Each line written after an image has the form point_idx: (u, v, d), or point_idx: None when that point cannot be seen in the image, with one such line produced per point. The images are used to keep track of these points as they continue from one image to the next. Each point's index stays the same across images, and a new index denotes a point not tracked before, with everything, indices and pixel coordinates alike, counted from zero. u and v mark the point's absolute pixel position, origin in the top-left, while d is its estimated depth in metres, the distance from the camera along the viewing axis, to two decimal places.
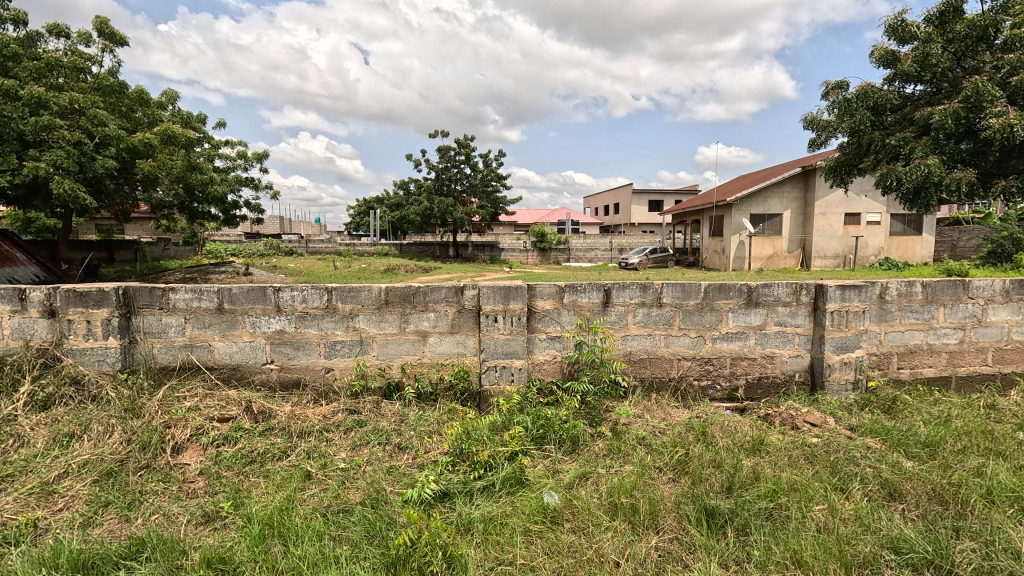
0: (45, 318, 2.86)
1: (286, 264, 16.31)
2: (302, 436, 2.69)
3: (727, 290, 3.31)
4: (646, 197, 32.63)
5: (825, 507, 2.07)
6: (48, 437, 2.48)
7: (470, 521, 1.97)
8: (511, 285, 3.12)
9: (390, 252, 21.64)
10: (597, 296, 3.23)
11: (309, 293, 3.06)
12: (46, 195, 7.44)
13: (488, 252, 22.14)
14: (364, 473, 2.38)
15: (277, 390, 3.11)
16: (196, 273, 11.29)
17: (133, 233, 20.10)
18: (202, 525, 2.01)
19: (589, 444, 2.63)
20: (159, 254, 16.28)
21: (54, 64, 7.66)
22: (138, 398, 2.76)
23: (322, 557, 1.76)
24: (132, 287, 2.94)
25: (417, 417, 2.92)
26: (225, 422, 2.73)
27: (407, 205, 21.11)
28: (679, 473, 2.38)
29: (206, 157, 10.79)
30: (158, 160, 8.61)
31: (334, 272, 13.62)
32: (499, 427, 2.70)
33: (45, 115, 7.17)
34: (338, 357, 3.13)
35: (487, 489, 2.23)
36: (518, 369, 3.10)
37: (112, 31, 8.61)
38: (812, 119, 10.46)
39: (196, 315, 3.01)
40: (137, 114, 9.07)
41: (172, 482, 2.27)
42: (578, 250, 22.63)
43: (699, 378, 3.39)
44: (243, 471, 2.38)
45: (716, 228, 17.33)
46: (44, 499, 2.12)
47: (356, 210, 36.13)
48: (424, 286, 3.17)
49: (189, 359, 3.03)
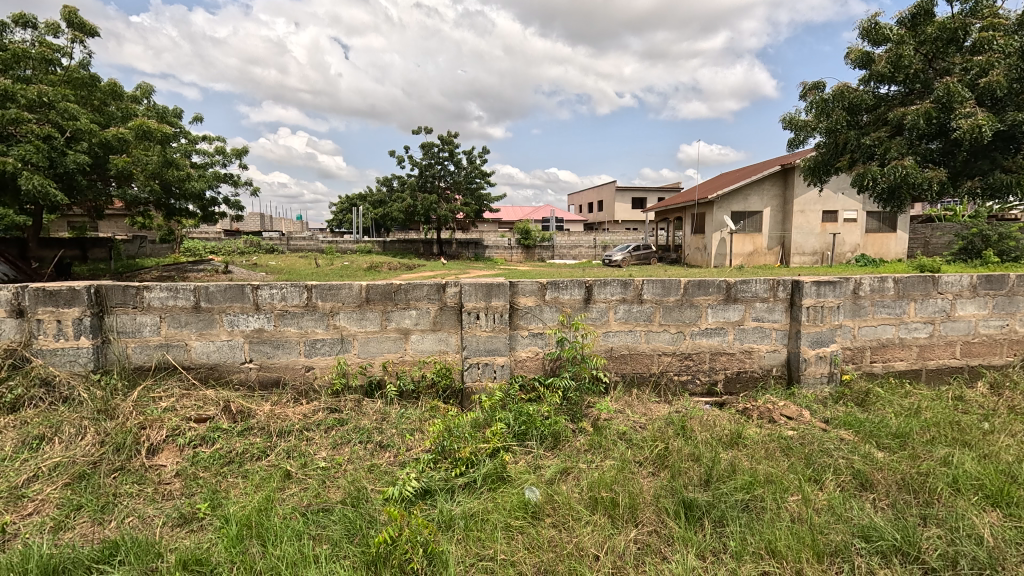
0: (13, 318, 2.78)
1: (268, 261, 16.09)
2: (281, 435, 2.66)
3: (706, 287, 3.37)
4: (629, 194, 32.92)
5: (799, 498, 2.12)
6: (16, 440, 2.42)
7: (451, 518, 1.98)
8: (493, 282, 3.12)
9: (373, 249, 21.38)
10: (578, 292, 3.25)
11: (288, 290, 3.02)
12: (14, 192, 7.16)
13: (473, 249, 22.04)
14: (345, 472, 2.37)
15: (256, 389, 3.07)
16: (173, 272, 11.04)
17: (106, 231, 19.59)
18: (179, 526, 1.98)
19: (570, 439, 2.65)
20: (135, 252, 15.92)
21: (20, 55, 7.40)
22: (112, 399, 2.70)
23: (301, 557, 1.75)
24: (104, 285, 2.86)
25: (399, 414, 2.91)
26: (202, 422, 2.69)
27: (390, 201, 20.93)
28: (659, 468, 2.41)
29: (184, 152, 10.57)
30: (133, 155, 8.41)
31: (316, 270, 13.46)
32: (481, 423, 2.71)
33: (12, 108, 6.92)
34: (319, 355, 3.10)
35: (468, 486, 2.23)
36: (500, 366, 3.12)
37: (82, 22, 8.35)
38: (790, 119, 10.59)
39: (171, 314, 2.95)
40: (109, 108, 8.84)
41: (148, 484, 2.24)
42: (562, 247, 22.73)
43: (679, 373, 3.44)
44: (221, 472, 2.34)
45: (698, 226, 17.51)
46: (12, 503, 2.06)
47: (339, 208, 35.76)
48: (405, 284, 3.15)
49: (164, 359, 2.98)
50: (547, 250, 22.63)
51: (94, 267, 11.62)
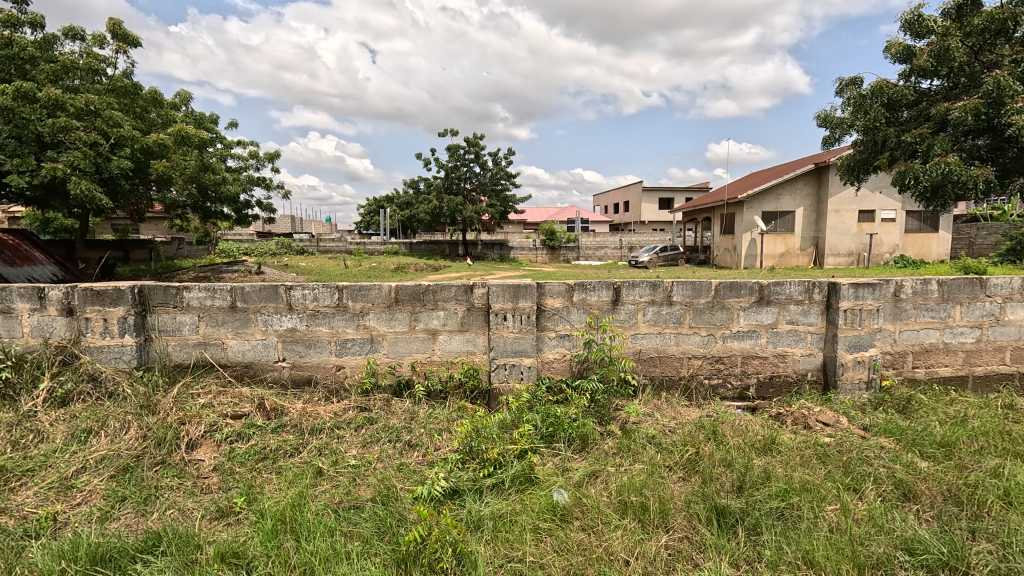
0: (64, 316, 2.92)
1: (298, 262, 16.45)
2: (313, 433, 2.72)
3: (738, 289, 3.29)
4: (655, 194, 32.51)
5: (837, 508, 2.05)
6: (66, 433, 2.54)
7: (480, 518, 1.98)
8: (520, 283, 3.12)
9: (400, 250, 21.66)
10: (607, 294, 3.22)
11: (320, 291, 3.08)
12: (64, 196, 7.50)
13: (498, 250, 22.12)
14: (375, 470, 2.40)
15: (290, 387, 3.14)
16: (209, 272, 11.42)
17: (148, 233, 20.42)
18: (216, 519, 2.04)
19: (598, 442, 2.62)
20: (174, 253, 16.52)
21: (70, 66, 7.70)
22: (153, 395, 2.80)
23: (333, 553, 1.78)
24: (147, 285, 2.98)
25: (428, 414, 2.93)
26: (238, 419, 2.77)
27: (417, 203, 21.16)
28: (689, 473, 2.37)
29: (219, 157, 10.91)
30: (172, 160, 8.72)
31: (345, 271, 13.72)
32: (508, 424, 2.71)
33: (62, 116, 7.23)
34: (349, 354, 3.16)
35: (496, 487, 2.24)
36: (527, 368, 3.12)
37: (125, 32, 8.71)
38: (825, 116, 10.26)
39: (209, 314, 3.05)
40: (151, 114, 9.19)
41: (187, 478, 2.31)
42: (588, 248, 22.59)
43: (710, 377, 3.37)
44: (257, 467, 2.41)
45: (727, 226, 17.16)
46: (63, 493, 2.16)
47: (367, 210, 36.36)
48: (434, 285, 3.18)
49: (202, 357, 3.08)
50: (572, 251, 22.51)
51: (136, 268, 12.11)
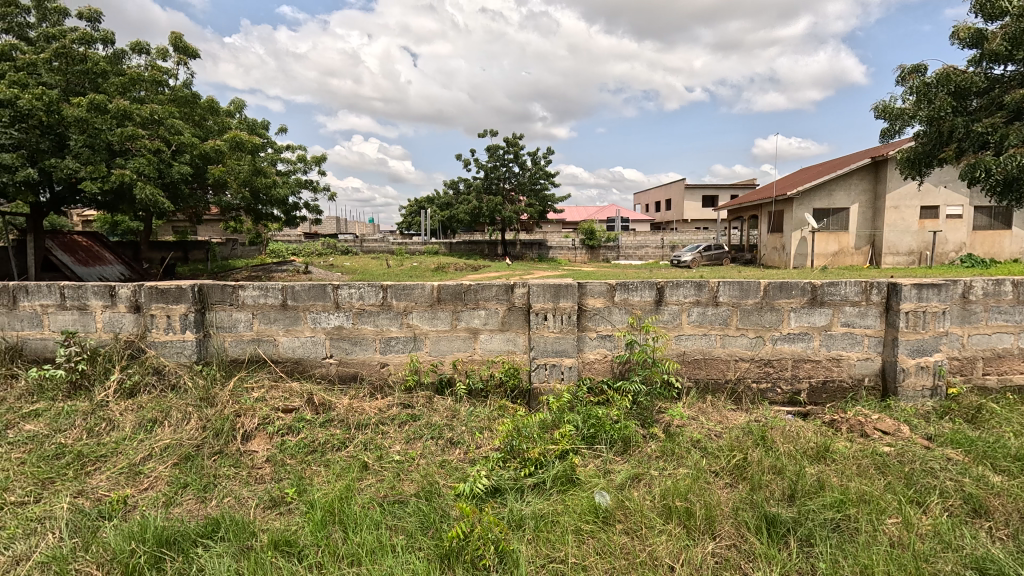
0: (132, 313, 3.13)
1: (343, 262, 16.96)
2: (359, 428, 2.80)
3: (789, 289, 3.16)
4: (699, 192, 31.66)
5: (898, 521, 1.94)
6: (134, 422, 2.71)
7: (521, 517, 1.99)
8: (561, 283, 3.11)
9: (440, 251, 21.98)
10: (649, 294, 3.16)
11: (365, 290, 3.17)
12: (131, 201, 8.00)
13: (537, 250, 22.09)
14: (418, 466, 2.45)
15: (336, 383, 3.24)
16: (260, 272, 11.94)
17: (205, 235, 21.56)
18: (269, 508, 2.14)
19: (641, 445, 2.57)
20: (228, 254, 17.36)
21: (137, 78, 8.16)
22: (212, 388, 2.95)
23: (379, 546, 1.83)
24: (206, 284, 3.15)
25: (469, 412, 2.96)
26: (289, 412, 2.89)
27: (457, 203, 21.41)
28: (737, 479, 2.29)
29: (270, 161, 11.39)
30: (227, 165, 9.16)
31: (387, 271, 14.05)
32: (549, 425, 2.70)
33: (129, 126, 7.70)
34: (393, 352, 3.23)
35: (538, 486, 2.23)
36: (568, 368, 3.10)
37: (186, 45, 9.22)
38: (884, 107, 9.70)
39: (262, 311, 3.19)
40: (208, 122, 9.69)
41: (242, 468, 2.43)
42: (628, 247, 22.24)
43: (758, 380, 3.26)
44: (306, 459, 2.50)
45: (775, 224, 16.51)
46: (132, 478, 2.31)
47: (408, 210, 37.09)
48: (475, 285, 3.21)
49: (256, 352, 3.22)
50: (612, 251, 22.20)
51: (194, 268, 12.80)
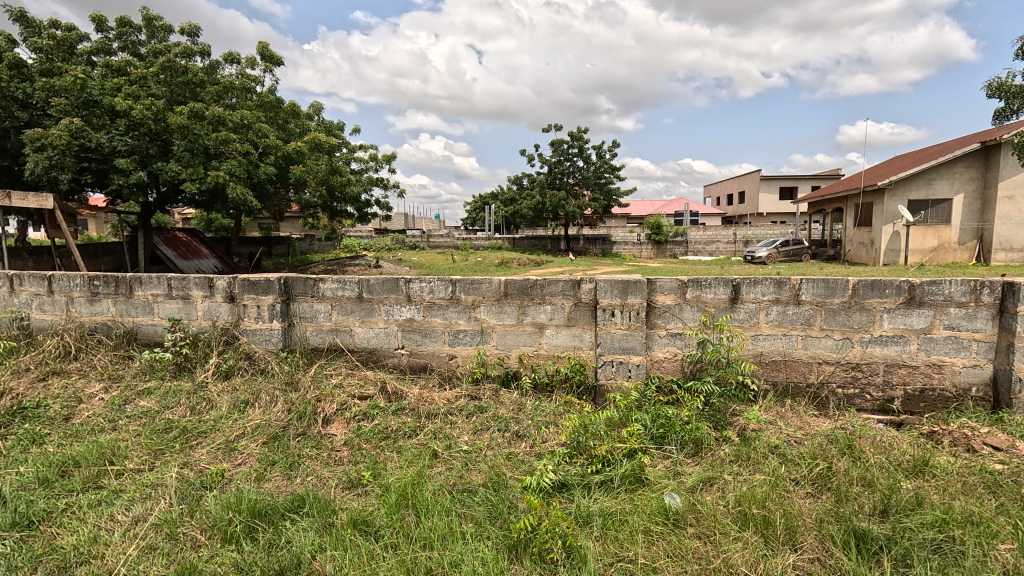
0: (226, 303, 3.41)
1: (410, 257, 17.54)
2: (429, 417, 2.90)
3: (882, 288, 2.91)
4: (775, 183, 29.83)
5: (1013, 547, 1.74)
6: (229, 402, 2.96)
7: (589, 514, 1.98)
8: (630, 279, 3.04)
9: (503, 246, 22.20)
10: (724, 291, 3.02)
11: (435, 284, 3.27)
12: (224, 200, 8.69)
13: (600, 245, 21.74)
14: (485, 457, 2.50)
15: (407, 373, 3.37)
16: (336, 266, 12.61)
17: (286, 231, 23.10)
18: (348, 489, 2.26)
19: (713, 448, 2.47)
20: (307, 248, 18.48)
21: (229, 86, 8.85)
22: (296, 373, 3.17)
23: (449, 532, 1.88)
24: (290, 277, 3.38)
25: (535, 406, 2.98)
26: (364, 399, 3.04)
27: (520, 198, 21.50)
28: (820, 490, 2.15)
29: (345, 160, 11.98)
30: (307, 165, 9.74)
31: (452, 265, 14.38)
32: (616, 423, 2.66)
33: (223, 130, 8.37)
34: (461, 345, 3.31)
35: (605, 484, 2.21)
36: (636, 366, 3.04)
37: (271, 53, 9.87)
38: (998, 85, 8.66)
39: (340, 303, 3.37)
40: (290, 125, 10.33)
41: (323, 449, 2.59)
42: (697, 243, 21.37)
43: (844, 386, 3.03)
44: (380, 445, 2.62)
45: (863, 218, 15.23)
46: (228, 453, 2.53)
47: (473, 206, 37.75)
48: (542, 280, 3.21)
49: (335, 342, 3.41)
50: (679, 246, 21.43)
51: (277, 262, 13.75)
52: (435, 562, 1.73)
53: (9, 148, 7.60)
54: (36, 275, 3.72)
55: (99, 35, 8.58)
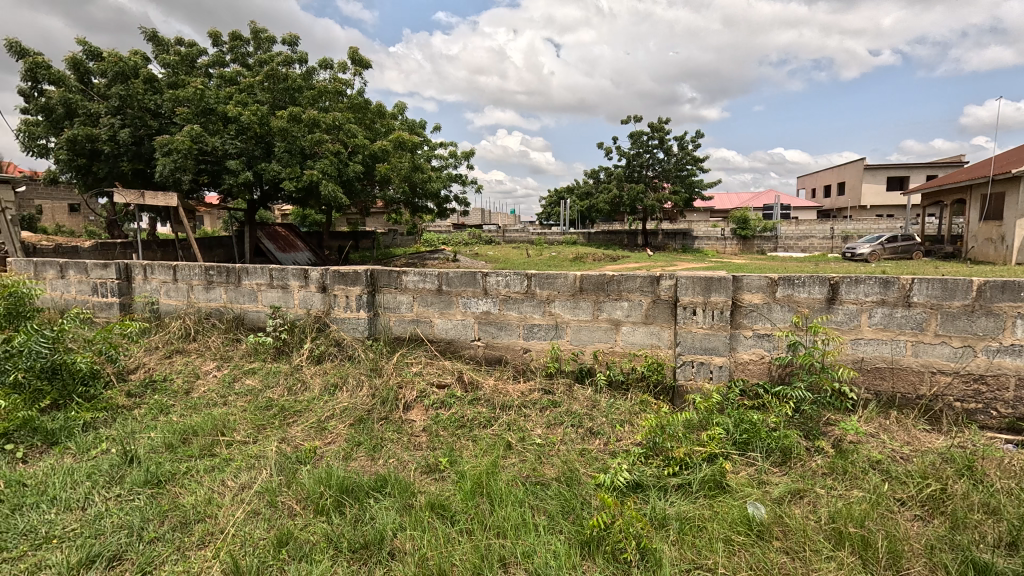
0: (319, 293, 3.67)
1: (487, 251, 17.87)
2: (503, 409, 2.96)
3: (1015, 291, 2.55)
4: (883, 173, 26.99)
5: None
6: (321, 385, 3.20)
7: (665, 517, 1.92)
8: (713, 276, 2.89)
9: (578, 241, 21.99)
10: (820, 291, 2.79)
11: (511, 278, 3.31)
12: (317, 197, 9.33)
13: (680, 240, 20.89)
14: (558, 451, 2.50)
15: (483, 364, 3.45)
16: (416, 259, 13.15)
17: (372, 226, 24.41)
18: (426, 473, 2.36)
19: (804, 459, 2.30)
20: (390, 243, 19.42)
21: (323, 90, 9.48)
22: (380, 361, 3.36)
23: (522, 523, 1.91)
24: (376, 270, 3.57)
25: (609, 404, 2.93)
26: (442, 388, 3.16)
27: (597, 192, 21.15)
28: (931, 513, 1.94)
29: (426, 158, 12.42)
30: (392, 163, 10.21)
31: (527, 260, 14.48)
32: (695, 425, 2.56)
33: (317, 132, 8.98)
34: (535, 339, 3.33)
35: (682, 488, 2.13)
36: (718, 367, 2.90)
37: (361, 58, 10.43)
38: None
39: (421, 295, 3.51)
40: (377, 125, 10.88)
41: (404, 434, 2.72)
42: (789, 238, 19.89)
43: (962, 400, 2.70)
44: (457, 433, 2.71)
45: (991, 210, 13.39)
46: (319, 432, 2.74)
47: (548, 200, 37.73)
48: (618, 275, 3.14)
49: (415, 332, 3.57)
50: (768, 242, 20.06)
51: (363, 255, 14.57)
52: (508, 551, 1.77)
53: (143, 153, 8.67)
54: (163, 265, 4.22)
55: (215, 49, 9.52)
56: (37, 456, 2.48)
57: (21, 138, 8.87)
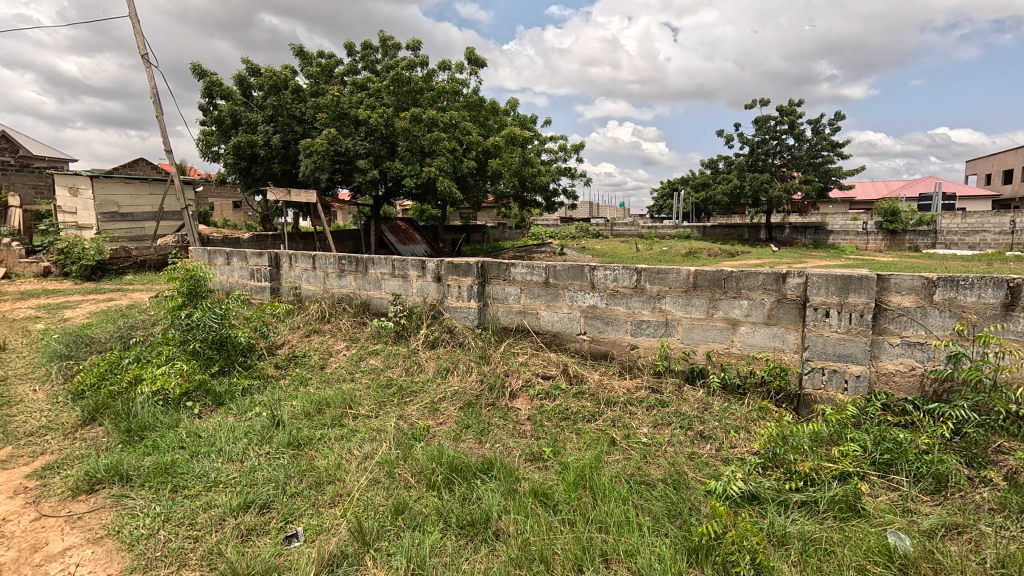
0: (434, 282, 3.91)
1: (594, 245, 17.63)
2: (608, 404, 2.91)
3: None
4: None
5: None
6: (434, 368, 3.41)
7: (785, 534, 1.77)
8: (854, 275, 2.58)
9: (692, 235, 20.82)
10: (994, 295, 2.37)
11: (620, 272, 3.24)
12: (434, 192, 9.89)
13: (811, 234, 18.86)
14: (665, 453, 2.41)
15: (588, 358, 3.43)
16: (524, 252, 13.39)
17: (482, 220, 25.31)
18: (530, 461, 2.41)
19: (965, 490, 1.97)
20: (499, 236, 19.97)
21: (442, 91, 9.99)
22: (488, 349, 3.48)
23: (626, 520, 1.88)
24: (486, 262, 3.70)
25: (723, 408, 2.75)
26: (547, 379, 3.20)
27: (714, 183, 19.83)
28: None
29: (536, 152, 12.56)
30: (503, 158, 10.49)
31: (636, 254, 14.04)
32: (824, 439, 2.31)
33: (436, 131, 9.50)
34: (643, 335, 3.23)
35: (807, 506, 1.94)
36: (855, 377, 2.59)
37: (477, 57, 10.82)
38: None
39: (529, 287, 3.58)
40: (490, 121, 11.23)
41: (509, 421, 2.81)
42: (951, 233, 17.02)
43: None
44: (561, 424, 2.73)
45: None
46: (432, 412, 2.92)
47: (660, 192, 36.20)
48: (738, 272, 2.93)
49: (522, 323, 3.64)
50: (924, 237, 17.34)
51: (474, 248, 15.17)
52: (610, 548, 1.75)
53: (290, 156, 9.83)
54: (305, 255, 4.76)
55: (350, 59, 10.46)
56: (209, 413, 2.96)
57: (200, 146, 10.52)
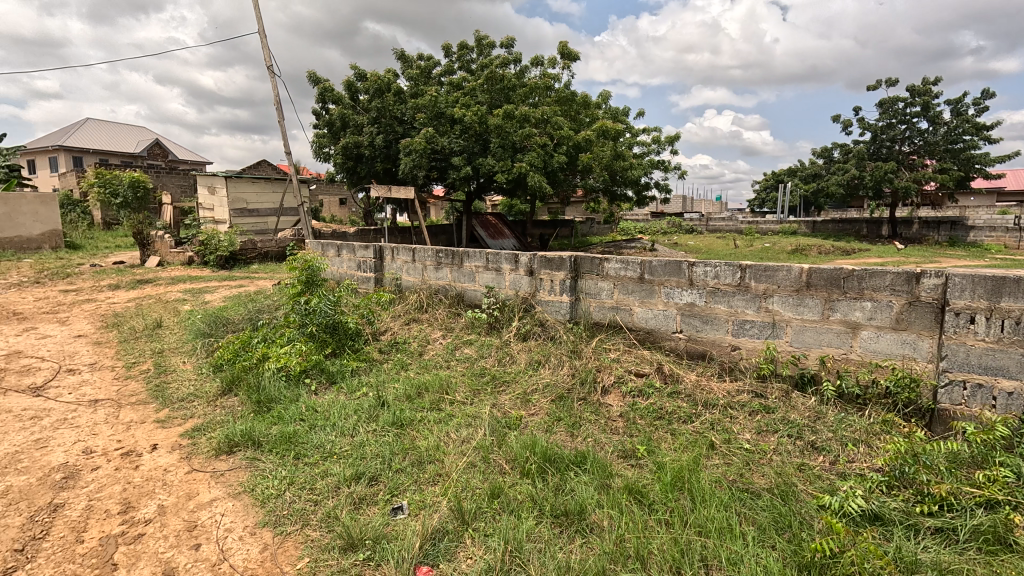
0: (527, 276, 3.97)
1: (687, 241, 16.85)
2: (706, 406, 2.79)
3: None
4: None
5: None
6: (526, 360, 3.46)
7: (916, 561, 1.59)
8: (1010, 276, 2.24)
9: (799, 231, 19.18)
10: None
11: (722, 269, 3.08)
12: (524, 187, 9.99)
13: (947, 230, 16.58)
14: (771, 461, 2.26)
15: (684, 358, 3.30)
16: (613, 248, 13.12)
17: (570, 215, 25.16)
18: (623, 458, 2.39)
19: None
20: (587, 231, 19.74)
21: (534, 87, 10.06)
22: (580, 344, 3.48)
23: (727, 527, 1.80)
24: (579, 256, 3.69)
25: (839, 418, 2.52)
26: (640, 376, 3.12)
27: (828, 174, 18.08)
28: None
29: (628, 145, 12.24)
30: (595, 152, 10.34)
31: (734, 251, 13.21)
32: (965, 460, 2.04)
33: (527, 126, 9.59)
34: (747, 336, 3.05)
35: (943, 533, 1.73)
36: (1007, 393, 2.26)
37: (570, 51, 10.75)
38: None
39: (623, 283, 3.52)
40: (581, 115, 11.11)
41: (601, 416, 2.79)
42: None
43: None
44: (655, 424, 2.66)
45: None
46: (524, 403, 2.98)
47: (764, 185, 33.67)
48: (861, 270, 2.66)
49: (615, 319, 3.59)
50: None
51: (562, 243, 15.13)
52: (711, 554, 1.69)
53: (391, 154, 10.43)
54: (405, 248, 5.05)
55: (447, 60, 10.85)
56: (324, 390, 3.25)
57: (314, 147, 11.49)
